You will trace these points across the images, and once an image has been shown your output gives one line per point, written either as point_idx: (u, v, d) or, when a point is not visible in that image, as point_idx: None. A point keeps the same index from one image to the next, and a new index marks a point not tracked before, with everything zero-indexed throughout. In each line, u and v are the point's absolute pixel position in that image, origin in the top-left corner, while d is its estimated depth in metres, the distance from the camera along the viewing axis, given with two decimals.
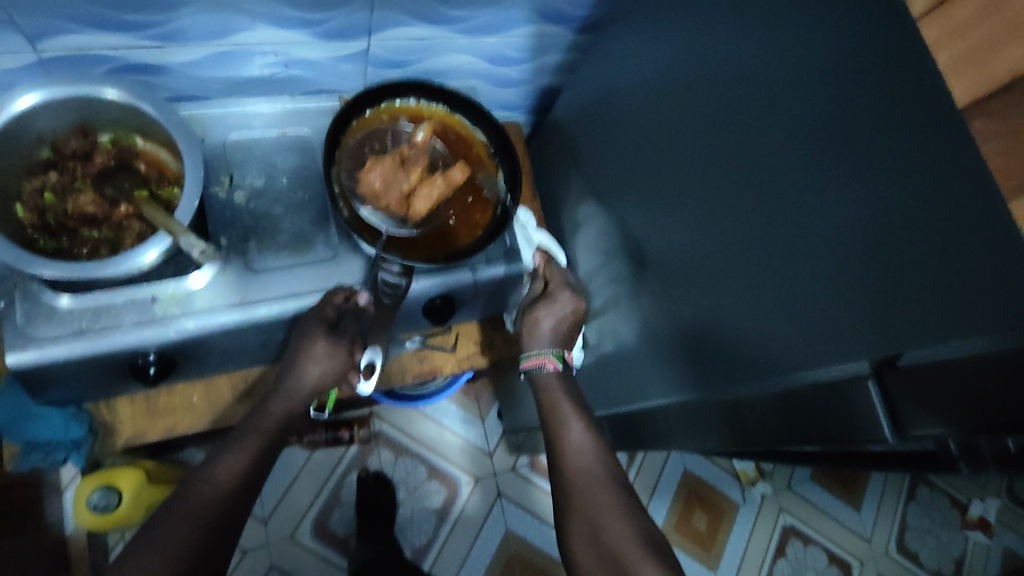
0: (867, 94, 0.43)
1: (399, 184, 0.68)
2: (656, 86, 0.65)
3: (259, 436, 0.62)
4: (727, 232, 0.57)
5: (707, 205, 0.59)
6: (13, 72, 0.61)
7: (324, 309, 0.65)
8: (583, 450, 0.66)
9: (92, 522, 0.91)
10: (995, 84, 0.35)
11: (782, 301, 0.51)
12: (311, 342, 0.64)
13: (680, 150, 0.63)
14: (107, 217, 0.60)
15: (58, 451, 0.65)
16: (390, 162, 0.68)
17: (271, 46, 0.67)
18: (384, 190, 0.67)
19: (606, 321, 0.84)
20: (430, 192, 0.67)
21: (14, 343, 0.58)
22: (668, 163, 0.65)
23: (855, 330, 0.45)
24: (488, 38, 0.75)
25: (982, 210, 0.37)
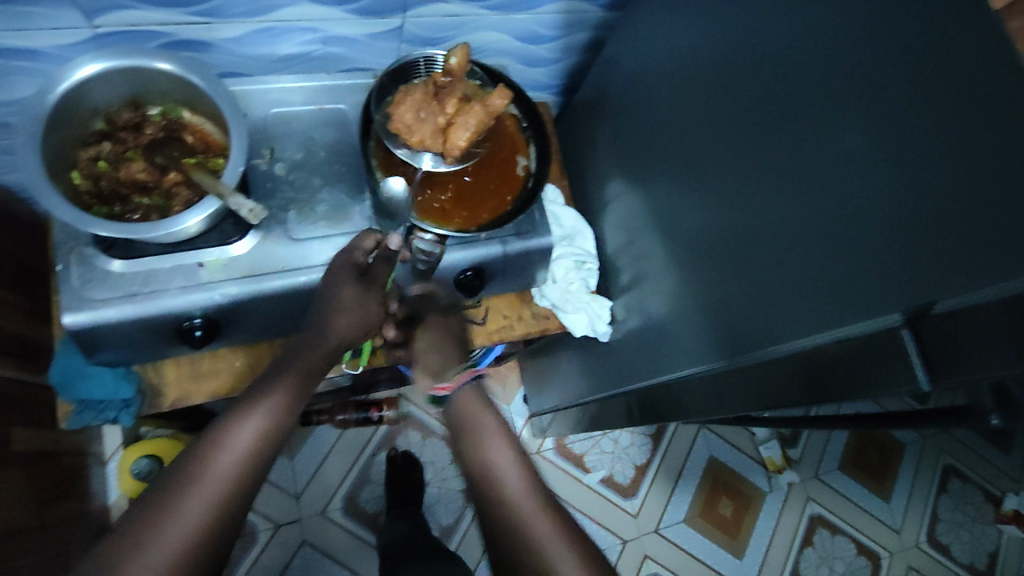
0: None
1: (434, 115, 0.66)
2: (686, 57, 0.66)
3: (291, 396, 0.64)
4: (759, 196, 0.58)
5: (738, 171, 0.60)
6: (70, 47, 0.64)
7: (353, 255, 0.66)
8: (509, 472, 0.66)
9: (134, 488, 0.95)
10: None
11: (814, 260, 0.52)
12: (340, 290, 0.64)
13: (711, 118, 0.64)
14: (157, 185, 0.63)
15: (109, 410, 0.68)
16: (423, 95, 0.67)
17: (311, 23, 0.70)
18: (417, 122, 0.66)
19: (633, 296, 0.85)
20: (466, 120, 0.65)
21: (71, 304, 0.61)
22: (699, 132, 0.66)
23: (888, 283, 0.46)
24: (519, 15, 0.77)
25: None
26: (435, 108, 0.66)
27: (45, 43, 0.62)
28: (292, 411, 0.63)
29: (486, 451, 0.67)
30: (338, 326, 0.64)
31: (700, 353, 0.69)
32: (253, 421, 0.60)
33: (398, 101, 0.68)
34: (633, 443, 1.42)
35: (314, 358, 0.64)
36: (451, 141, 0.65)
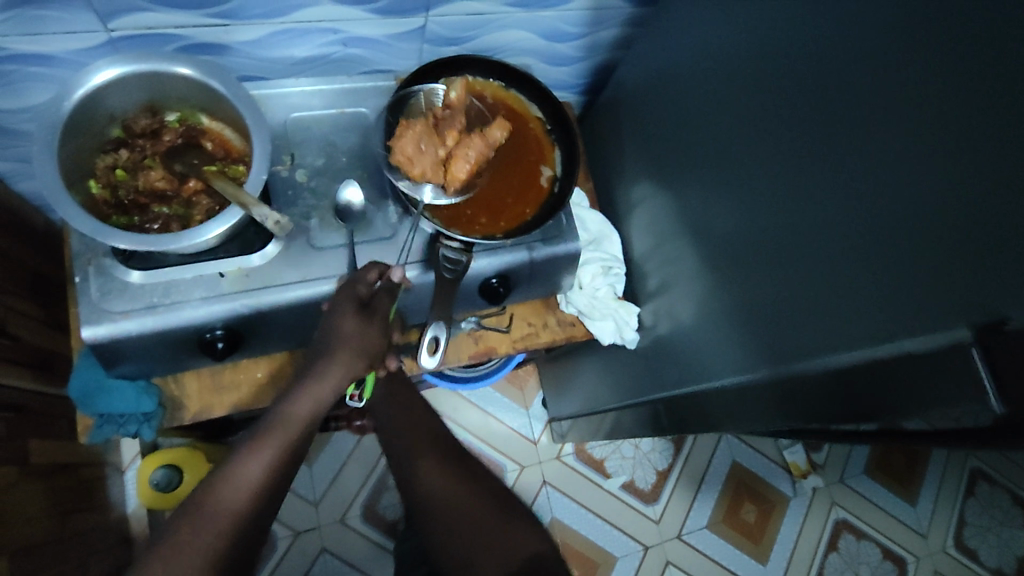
0: None
1: (436, 148, 0.67)
2: (723, 54, 0.63)
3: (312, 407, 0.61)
4: (804, 200, 0.55)
5: (781, 173, 0.57)
6: (85, 52, 0.62)
7: (356, 285, 0.63)
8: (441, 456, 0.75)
9: (152, 498, 0.94)
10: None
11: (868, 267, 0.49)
12: (340, 321, 0.62)
13: (750, 119, 0.61)
14: (177, 193, 0.61)
15: (130, 423, 0.66)
16: (422, 128, 0.68)
17: (331, 23, 0.67)
18: (420, 155, 0.66)
19: (662, 302, 0.82)
20: (467, 152, 0.67)
21: (90, 317, 0.60)
22: (735, 132, 0.63)
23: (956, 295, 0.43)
24: (545, 13, 0.74)
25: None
26: (434, 142, 0.67)
27: (59, 48, 0.61)
28: (312, 428, 0.62)
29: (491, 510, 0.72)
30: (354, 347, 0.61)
31: (738, 363, 0.67)
32: (269, 443, 0.59)
33: (398, 134, 0.67)
34: (653, 448, 1.40)
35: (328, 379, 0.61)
36: (454, 173, 0.67)
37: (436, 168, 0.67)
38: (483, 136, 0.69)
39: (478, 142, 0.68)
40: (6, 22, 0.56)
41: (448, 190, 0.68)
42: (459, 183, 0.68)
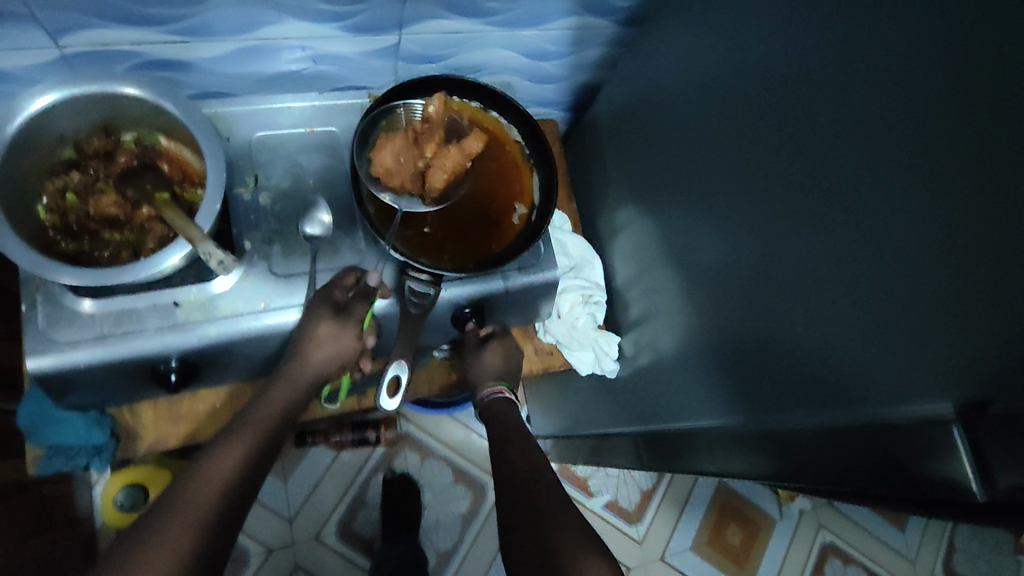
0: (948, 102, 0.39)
1: (414, 159, 0.65)
2: (705, 85, 0.61)
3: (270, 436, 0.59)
4: (783, 248, 0.52)
5: (759, 219, 0.54)
6: (36, 68, 0.59)
7: (332, 291, 0.62)
8: None
9: (112, 516, 0.92)
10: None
11: (843, 327, 0.46)
12: (316, 323, 0.61)
13: (730, 155, 0.58)
14: (129, 219, 0.58)
15: (80, 457, 0.64)
16: (400, 139, 0.65)
17: (299, 41, 0.64)
18: (396, 166, 0.64)
19: (644, 332, 0.79)
20: (444, 162, 0.64)
21: (36, 347, 0.57)
22: (716, 168, 0.60)
23: (936, 367, 0.40)
24: (526, 31, 0.72)
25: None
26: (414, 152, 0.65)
27: (8, 64, 0.58)
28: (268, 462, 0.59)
29: None
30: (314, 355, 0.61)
31: (716, 407, 0.64)
32: (235, 446, 0.57)
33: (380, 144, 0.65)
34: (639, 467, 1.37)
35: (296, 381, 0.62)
36: (430, 185, 0.64)
37: (415, 179, 0.65)
38: (461, 147, 0.66)
39: (455, 154, 0.65)
40: None
41: (427, 203, 0.65)
42: (436, 196, 0.65)
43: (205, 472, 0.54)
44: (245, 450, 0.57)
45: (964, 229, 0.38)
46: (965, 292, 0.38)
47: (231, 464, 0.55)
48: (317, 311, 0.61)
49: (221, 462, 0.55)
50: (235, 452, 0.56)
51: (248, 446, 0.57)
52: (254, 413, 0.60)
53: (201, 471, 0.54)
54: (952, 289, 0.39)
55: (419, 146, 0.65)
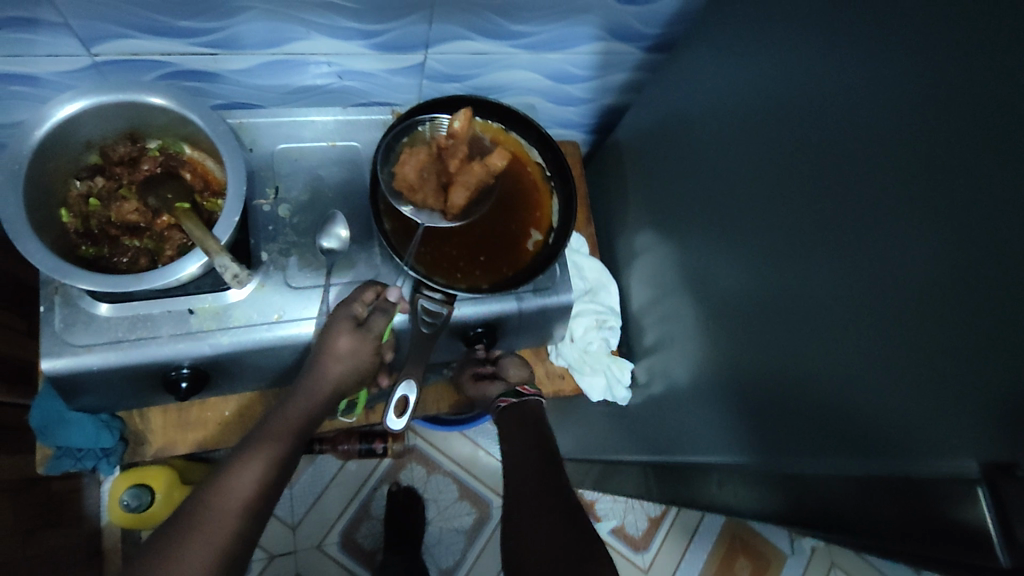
0: (980, 150, 0.38)
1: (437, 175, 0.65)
2: (730, 116, 0.60)
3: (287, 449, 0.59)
4: (803, 287, 0.51)
5: (780, 256, 0.53)
6: (67, 75, 0.60)
7: (352, 305, 0.61)
8: None
9: (124, 519, 0.92)
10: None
11: (863, 372, 0.45)
12: (334, 338, 0.59)
13: (752, 189, 0.57)
14: (149, 226, 0.59)
15: (88, 458, 0.65)
16: (425, 154, 0.65)
17: (326, 56, 0.65)
18: (420, 181, 0.63)
19: (658, 360, 0.78)
20: (469, 179, 0.64)
21: (51, 349, 0.57)
22: (737, 200, 0.59)
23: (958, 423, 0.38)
24: (552, 54, 0.71)
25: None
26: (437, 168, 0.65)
27: (41, 69, 0.59)
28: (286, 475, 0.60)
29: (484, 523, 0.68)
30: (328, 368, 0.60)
31: (729, 443, 0.62)
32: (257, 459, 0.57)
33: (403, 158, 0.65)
34: None
35: (317, 394, 0.61)
36: (452, 202, 0.64)
37: (437, 195, 0.64)
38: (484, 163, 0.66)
39: (479, 169, 0.65)
40: None
41: (449, 219, 0.65)
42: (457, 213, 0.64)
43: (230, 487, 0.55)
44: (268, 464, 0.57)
45: (993, 281, 0.37)
46: (993, 347, 0.37)
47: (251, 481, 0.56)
48: (335, 325, 0.59)
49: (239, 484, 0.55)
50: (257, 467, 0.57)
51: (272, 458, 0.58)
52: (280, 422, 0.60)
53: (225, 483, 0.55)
54: (979, 343, 0.38)
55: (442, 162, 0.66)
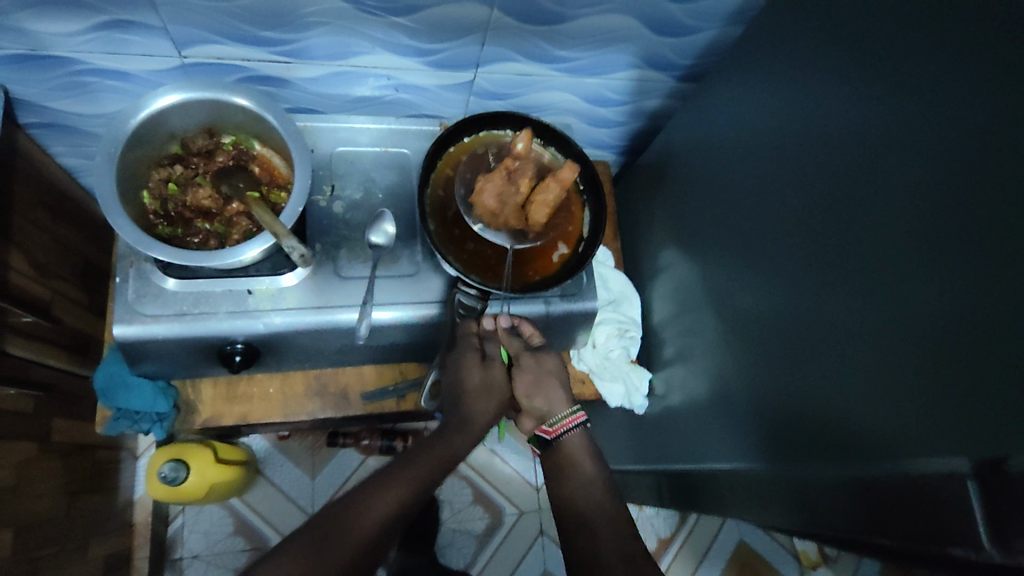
0: (973, 175, 0.42)
1: (514, 195, 0.67)
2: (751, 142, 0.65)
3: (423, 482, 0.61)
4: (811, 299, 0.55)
5: (790, 272, 0.57)
6: (157, 74, 0.67)
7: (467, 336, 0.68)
8: (584, 487, 0.64)
9: (163, 492, 0.97)
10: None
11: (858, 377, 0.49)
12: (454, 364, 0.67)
13: (767, 208, 0.61)
14: (220, 212, 0.65)
15: (144, 421, 0.71)
16: (498, 177, 0.67)
17: (386, 70, 0.72)
18: (501, 208, 0.67)
19: (676, 372, 0.82)
20: (546, 199, 0.66)
21: (123, 317, 0.63)
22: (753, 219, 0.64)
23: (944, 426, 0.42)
24: (591, 79, 0.77)
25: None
26: (512, 189, 0.67)
27: (136, 67, 0.66)
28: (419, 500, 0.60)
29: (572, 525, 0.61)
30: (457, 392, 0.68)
31: (739, 449, 0.66)
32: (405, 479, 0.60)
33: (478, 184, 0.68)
34: (659, 513, 1.36)
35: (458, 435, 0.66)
36: (534, 220, 0.67)
37: (517, 214, 0.68)
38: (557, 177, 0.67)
39: (554, 186, 0.66)
40: (93, 40, 0.61)
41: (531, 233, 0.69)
42: (538, 226, 0.69)
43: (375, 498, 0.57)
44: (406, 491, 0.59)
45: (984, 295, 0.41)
46: (981, 356, 0.41)
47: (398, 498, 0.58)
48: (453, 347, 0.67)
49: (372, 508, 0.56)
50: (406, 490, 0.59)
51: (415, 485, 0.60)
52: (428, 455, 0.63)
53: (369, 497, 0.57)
54: (968, 350, 0.41)
55: (515, 181, 0.68)
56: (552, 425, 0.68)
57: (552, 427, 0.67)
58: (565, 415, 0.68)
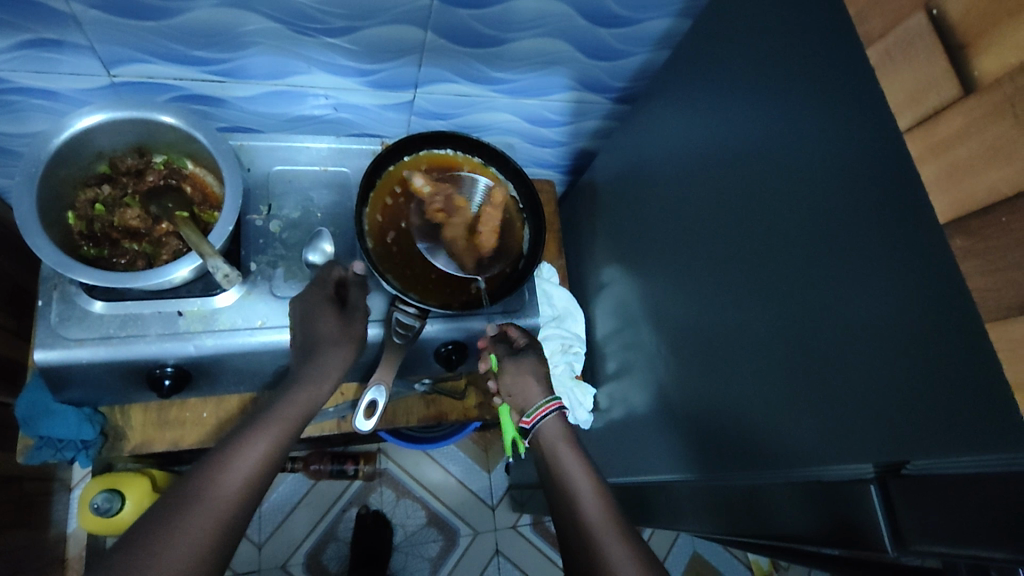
0: None
1: (462, 219, 0.71)
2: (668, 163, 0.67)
3: (290, 426, 0.58)
4: (722, 311, 0.57)
5: (706, 284, 0.59)
6: (85, 92, 0.66)
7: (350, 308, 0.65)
8: (570, 461, 0.63)
9: (94, 525, 0.92)
10: (974, 204, 0.32)
11: (766, 388, 0.51)
12: (318, 321, 0.63)
13: (684, 223, 0.63)
14: (149, 232, 0.65)
15: (67, 449, 0.69)
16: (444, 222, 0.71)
17: (324, 90, 0.72)
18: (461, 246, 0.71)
19: (618, 387, 0.83)
20: (491, 226, 0.72)
21: (44, 341, 0.61)
22: (674, 236, 0.66)
23: (848, 435, 0.43)
24: (530, 100, 0.79)
25: (963, 318, 0.35)
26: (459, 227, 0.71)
27: (63, 87, 0.65)
28: (288, 447, 0.58)
29: (558, 508, 0.60)
30: (328, 359, 0.62)
31: (677, 461, 0.67)
32: (258, 454, 0.54)
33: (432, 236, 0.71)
34: None
35: (313, 387, 0.61)
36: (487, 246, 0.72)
37: (469, 248, 0.71)
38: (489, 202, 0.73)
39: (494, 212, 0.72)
40: (16, 59, 0.59)
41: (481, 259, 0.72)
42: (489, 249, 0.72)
43: (228, 489, 0.51)
44: (277, 447, 0.56)
45: None
46: None
47: (237, 483, 0.52)
48: (333, 335, 0.62)
49: (242, 475, 0.52)
50: (259, 466, 0.54)
51: (261, 469, 0.54)
52: (279, 417, 0.58)
53: (215, 488, 0.51)
54: None
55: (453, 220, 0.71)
56: (530, 415, 0.67)
57: (530, 418, 0.67)
58: (542, 402, 0.67)
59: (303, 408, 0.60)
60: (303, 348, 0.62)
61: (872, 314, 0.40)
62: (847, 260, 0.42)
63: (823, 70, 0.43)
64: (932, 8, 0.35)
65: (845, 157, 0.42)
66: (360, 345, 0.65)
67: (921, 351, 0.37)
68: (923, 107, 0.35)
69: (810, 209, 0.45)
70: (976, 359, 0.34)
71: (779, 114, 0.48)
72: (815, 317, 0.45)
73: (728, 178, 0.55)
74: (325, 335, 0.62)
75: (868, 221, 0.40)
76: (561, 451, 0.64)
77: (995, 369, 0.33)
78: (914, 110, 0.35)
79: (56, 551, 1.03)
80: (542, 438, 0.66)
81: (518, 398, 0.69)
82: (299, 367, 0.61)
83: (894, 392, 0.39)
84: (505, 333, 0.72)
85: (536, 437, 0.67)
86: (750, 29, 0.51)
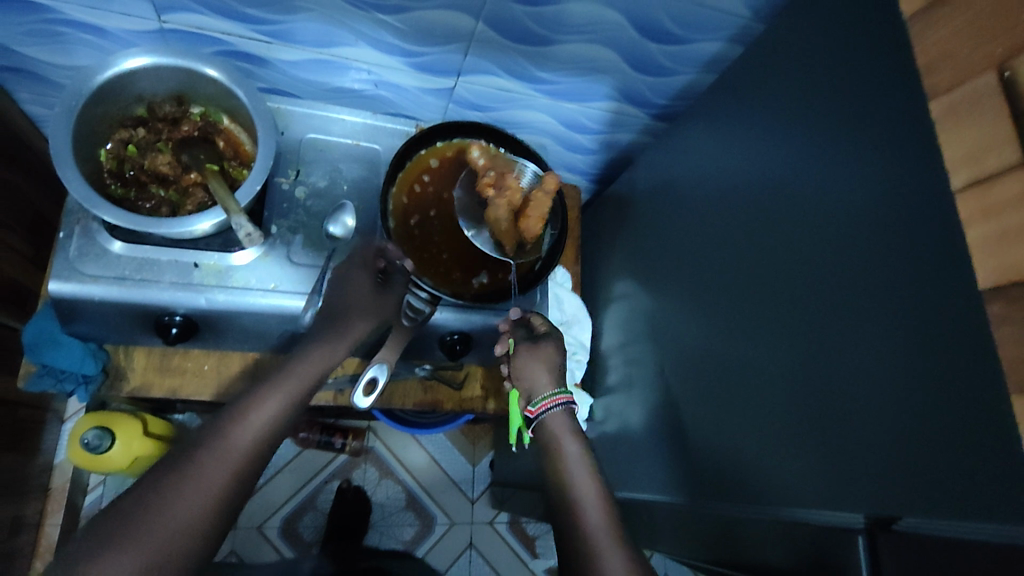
0: None
1: (509, 200, 0.66)
2: (695, 187, 0.66)
3: (301, 387, 0.58)
4: (731, 341, 0.57)
5: (718, 312, 0.59)
6: (134, 34, 0.67)
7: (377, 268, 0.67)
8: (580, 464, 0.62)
9: (81, 460, 0.93)
10: (1019, 271, 0.32)
11: (764, 425, 0.51)
12: (350, 286, 0.65)
13: (705, 248, 0.63)
14: (177, 180, 0.65)
15: (68, 382, 0.70)
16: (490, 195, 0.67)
17: (367, 65, 0.72)
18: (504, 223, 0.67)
19: (615, 400, 0.83)
20: (540, 211, 0.66)
21: (60, 273, 0.62)
22: (693, 259, 0.65)
23: (841, 484, 0.43)
24: (570, 104, 0.79)
25: (980, 384, 0.35)
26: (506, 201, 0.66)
27: (113, 25, 0.65)
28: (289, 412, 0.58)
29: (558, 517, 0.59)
30: (355, 322, 0.63)
31: (665, 483, 0.67)
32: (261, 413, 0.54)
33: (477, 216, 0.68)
34: None
35: (338, 348, 0.62)
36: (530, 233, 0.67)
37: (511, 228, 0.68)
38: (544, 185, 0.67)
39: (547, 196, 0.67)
40: None
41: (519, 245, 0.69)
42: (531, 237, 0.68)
43: (232, 442, 0.51)
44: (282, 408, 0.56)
45: None
46: None
47: (231, 438, 0.51)
48: (362, 301, 0.64)
49: (242, 433, 0.52)
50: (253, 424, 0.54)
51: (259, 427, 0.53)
52: (292, 374, 0.58)
53: (213, 438, 0.51)
54: None
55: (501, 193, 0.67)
56: (534, 406, 0.67)
57: (534, 409, 0.67)
58: (547, 394, 0.67)
59: (321, 367, 0.60)
60: (330, 312, 0.63)
61: (885, 367, 0.40)
62: (868, 309, 0.41)
63: (873, 116, 0.43)
64: (1004, 69, 0.34)
65: (881, 206, 0.41)
66: (382, 321, 0.66)
67: (932, 408, 0.37)
68: (982, 166, 0.35)
69: (835, 255, 0.45)
70: (986, 426, 0.34)
71: (820, 154, 0.47)
72: (824, 362, 0.45)
73: (757, 210, 0.54)
74: (356, 305, 0.64)
75: (891, 275, 0.40)
76: (570, 453, 0.63)
77: (1007, 441, 0.33)
78: (972, 168, 0.35)
79: (41, 480, 1.04)
80: (547, 428, 0.66)
81: (526, 383, 0.69)
82: (321, 330, 0.62)
83: (898, 448, 0.39)
84: (527, 320, 0.72)
85: (541, 428, 0.67)
86: (801, 66, 0.51)
